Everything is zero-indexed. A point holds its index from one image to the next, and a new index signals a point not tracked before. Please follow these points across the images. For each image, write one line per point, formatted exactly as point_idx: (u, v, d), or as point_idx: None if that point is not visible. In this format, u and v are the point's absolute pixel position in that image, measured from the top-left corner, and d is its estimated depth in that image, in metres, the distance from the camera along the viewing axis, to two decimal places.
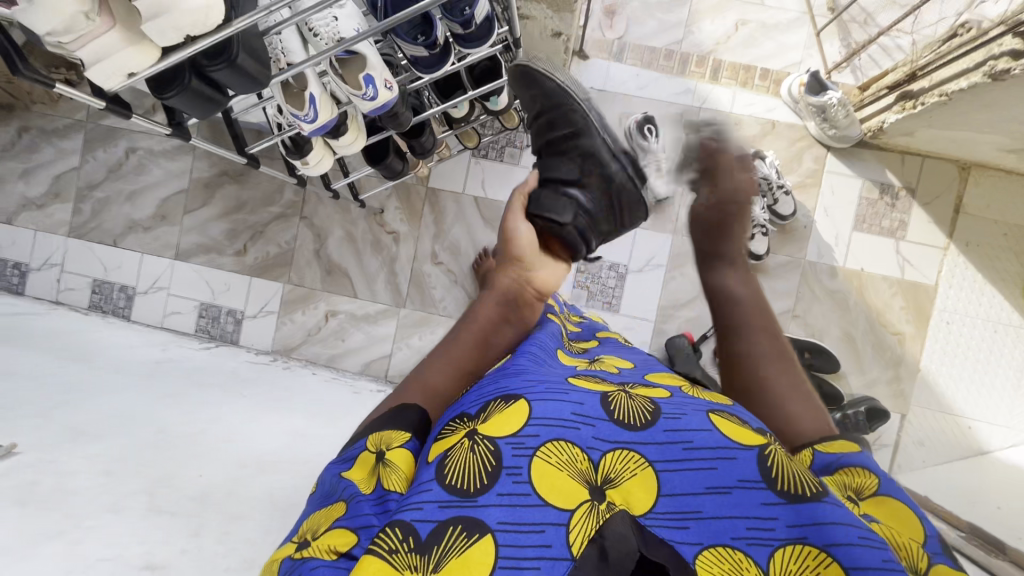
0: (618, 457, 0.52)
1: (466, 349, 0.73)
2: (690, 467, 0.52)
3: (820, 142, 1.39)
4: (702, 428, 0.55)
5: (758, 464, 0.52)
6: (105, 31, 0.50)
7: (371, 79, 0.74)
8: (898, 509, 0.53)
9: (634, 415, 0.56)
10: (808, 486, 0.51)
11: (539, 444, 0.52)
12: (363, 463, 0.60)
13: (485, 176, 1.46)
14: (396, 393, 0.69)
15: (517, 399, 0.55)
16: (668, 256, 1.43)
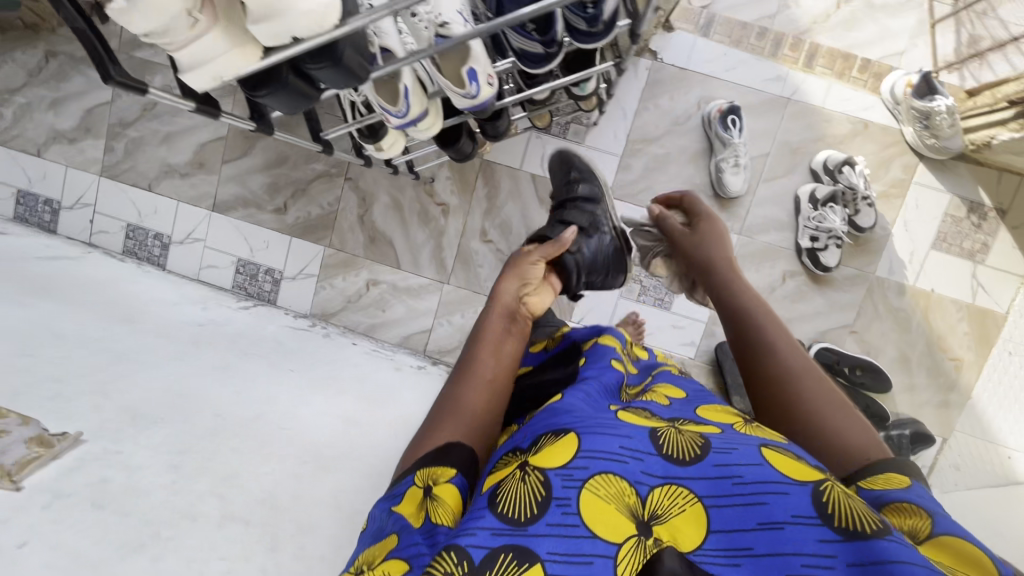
0: (665, 491, 0.49)
1: (488, 364, 0.65)
2: (736, 504, 0.47)
3: (914, 149, 1.28)
4: (753, 462, 0.49)
5: (814, 498, 0.46)
6: (207, 32, 0.41)
7: (474, 74, 0.65)
8: (967, 553, 0.43)
9: (683, 450, 0.51)
10: (871, 522, 0.44)
11: (587, 474, 0.48)
12: (411, 497, 0.54)
13: (545, 152, 1.36)
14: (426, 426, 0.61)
15: (567, 432, 0.52)
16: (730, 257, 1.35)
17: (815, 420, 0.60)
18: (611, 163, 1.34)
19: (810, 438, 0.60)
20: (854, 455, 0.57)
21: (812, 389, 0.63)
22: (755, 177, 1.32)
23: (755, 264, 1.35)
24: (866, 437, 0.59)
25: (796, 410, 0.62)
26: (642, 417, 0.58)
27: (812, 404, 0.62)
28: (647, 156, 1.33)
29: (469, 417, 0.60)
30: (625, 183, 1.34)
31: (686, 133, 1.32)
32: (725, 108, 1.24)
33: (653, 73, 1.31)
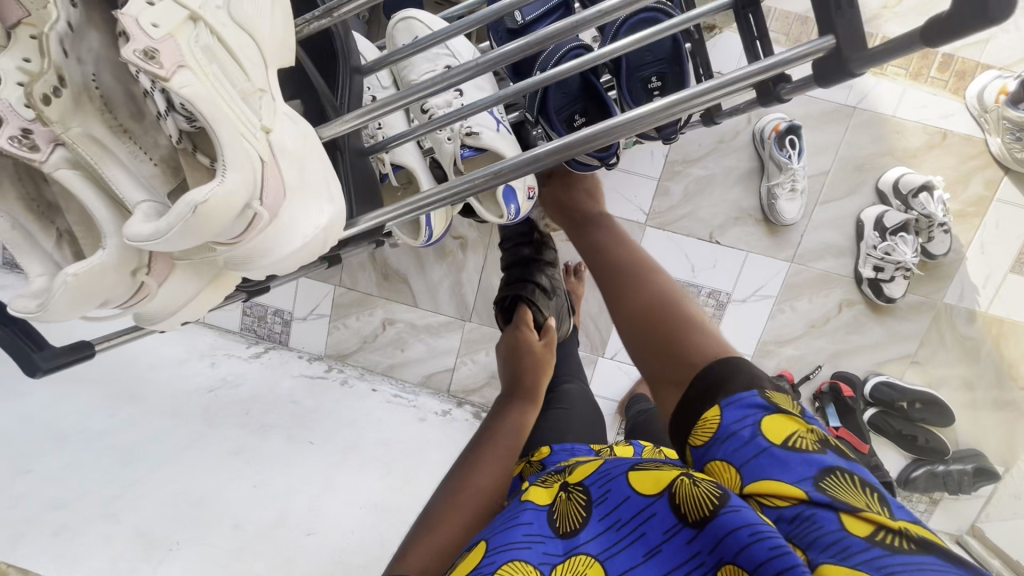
0: (571, 565, 0.46)
1: (502, 461, 0.68)
2: (625, 545, 0.45)
3: (999, 161, 1.12)
4: (621, 496, 0.48)
5: (668, 502, 0.44)
6: (163, 284, 0.29)
7: (514, 193, 0.52)
8: (771, 486, 0.41)
9: (574, 516, 0.50)
10: (704, 494, 0.41)
11: (497, 565, 0.46)
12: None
13: None
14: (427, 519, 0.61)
15: (478, 543, 0.52)
16: (780, 287, 1.22)
17: (660, 344, 0.55)
18: (648, 187, 1.19)
19: (656, 368, 0.55)
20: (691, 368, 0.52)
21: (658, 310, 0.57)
22: (811, 198, 1.17)
23: (809, 293, 1.22)
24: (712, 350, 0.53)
25: (644, 333, 0.56)
26: (546, 483, 0.57)
27: (660, 327, 0.56)
28: (689, 178, 1.18)
29: (470, 511, 0.61)
30: (663, 209, 1.20)
31: (733, 151, 1.17)
32: (788, 127, 1.10)
33: None
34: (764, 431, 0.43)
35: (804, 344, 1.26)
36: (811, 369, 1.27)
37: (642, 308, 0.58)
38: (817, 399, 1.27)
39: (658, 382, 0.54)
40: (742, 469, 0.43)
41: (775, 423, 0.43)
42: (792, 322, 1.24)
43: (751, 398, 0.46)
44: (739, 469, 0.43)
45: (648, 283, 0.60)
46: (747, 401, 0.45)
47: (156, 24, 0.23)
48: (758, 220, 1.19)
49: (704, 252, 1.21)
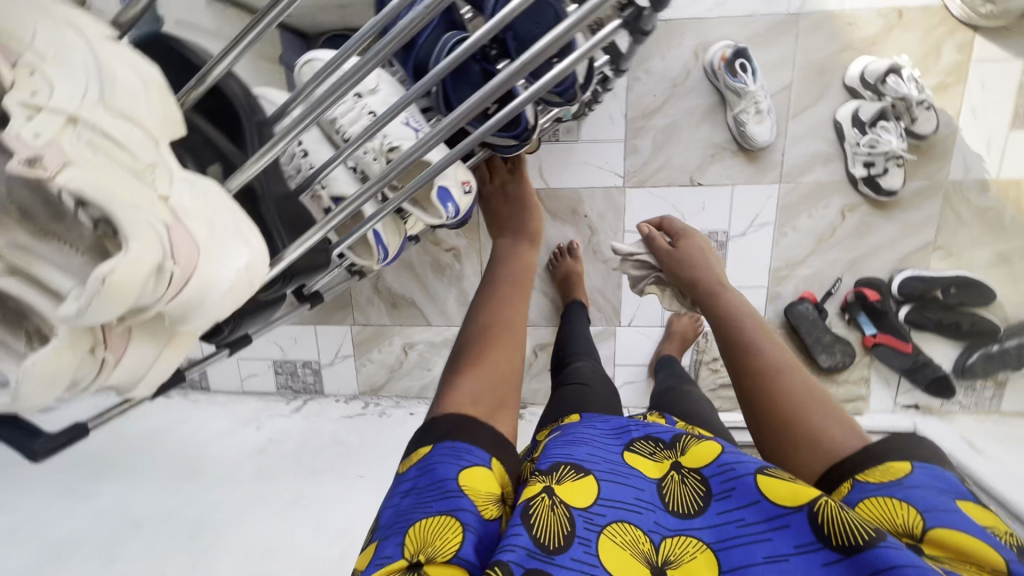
0: (679, 544, 0.48)
1: (522, 302, 0.70)
2: (743, 541, 0.45)
3: (966, 22, 1.07)
4: (748, 501, 0.48)
5: (809, 520, 0.43)
6: (127, 351, 0.33)
7: (447, 194, 0.54)
8: (965, 540, 0.40)
9: (687, 500, 0.51)
10: (865, 530, 0.41)
11: (607, 522, 0.48)
12: (490, 476, 0.50)
13: (542, 161, 1.22)
14: (465, 363, 0.60)
15: (586, 475, 0.51)
16: (776, 211, 1.21)
17: (795, 411, 0.57)
18: (616, 151, 1.20)
19: (784, 437, 0.56)
20: (825, 445, 0.54)
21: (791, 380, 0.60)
22: (781, 114, 1.15)
23: (806, 209, 1.20)
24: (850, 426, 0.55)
25: (775, 402, 0.58)
26: (651, 450, 0.57)
27: (793, 396, 0.58)
28: (653, 131, 1.18)
29: (512, 344, 0.63)
30: (636, 168, 1.21)
31: (690, 91, 1.15)
32: (736, 51, 1.08)
33: None
34: (967, 512, 0.43)
35: (815, 259, 1.24)
36: (831, 282, 1.24)
37: (771, 377, 0.60)
38: (846, 310, 1.25)
39: (789, 446, 0.56)
40: (925, 513, 0.43)
41: (978, 514, 0.43)
42: (797, 241, 1.23)
43: (950, 479, 0.46)
44: (922, 515, 0.43)
45: (769, 352, 0.63)
46: (947, 478, 0.46)
47: (37, 134, 0.27)
48: (734, 151, 1.17)
49: (691, 198, 1.22)
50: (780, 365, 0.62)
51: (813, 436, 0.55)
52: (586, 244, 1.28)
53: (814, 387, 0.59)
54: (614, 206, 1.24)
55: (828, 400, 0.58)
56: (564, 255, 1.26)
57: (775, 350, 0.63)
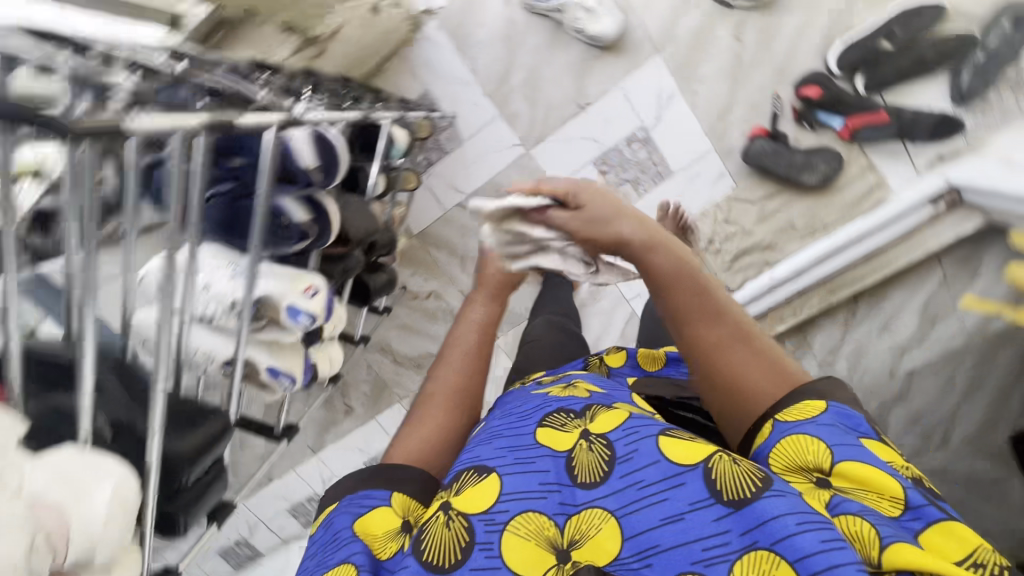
0: (583, 519, 0.49)
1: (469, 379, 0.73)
2: (645, 504, 0.47)
3: None
4: (649, 461, 0.49)
5: (704, 479, 0.46)
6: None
7: (297, 308, 0.60)
8: (873, 473, 0.46)
9: (591, 469, 0.51)
10: (751, 483, 0.45)
11: (510, 517, 0.49)
12: (389, 514, 0.55)
13: (448, 176, 1.26)
14: (412, 415, 0.68)
15: (489, 472, 0.52)
16: (672, 77, 1.15)
17: (751, 388, 0.54)
18: (500, 125, 1.20)
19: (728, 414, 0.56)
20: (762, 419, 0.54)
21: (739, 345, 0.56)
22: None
23: (699, 58, 1.14)
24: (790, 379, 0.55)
25: (724, 377, 0.55)
26: (563, 422, 0.56)
27: (748, 369, 0.55)
28: (519, 88, 1.17)
29: (445, 408, 0.69)
30: (527, 128, 1.20)
31: (524, 33, 1.14)
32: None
33: (446, 26, 1.14)
34: (866, 444, 0.48)
35: (741, 93, 1.15)
36: (772, 103, 1.15)
37: (722, 352, 0.55)
38: (802, 120, 1.14)
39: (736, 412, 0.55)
40: (834, 447, 0.47)
41: (878, 448, 0.49)
42: (713, 90, 1.16)
43: (857, 419, 0.50)
44: (830, 449, 0.47)
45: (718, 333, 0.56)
46: (852, 416, 0.50)
47: None
48: (598, 56, 1.15)
49: (590, 119, 1.19)
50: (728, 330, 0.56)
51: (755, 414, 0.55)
52: None
53: (764, 348, 0.56)
54: (530, 171, 1.23)
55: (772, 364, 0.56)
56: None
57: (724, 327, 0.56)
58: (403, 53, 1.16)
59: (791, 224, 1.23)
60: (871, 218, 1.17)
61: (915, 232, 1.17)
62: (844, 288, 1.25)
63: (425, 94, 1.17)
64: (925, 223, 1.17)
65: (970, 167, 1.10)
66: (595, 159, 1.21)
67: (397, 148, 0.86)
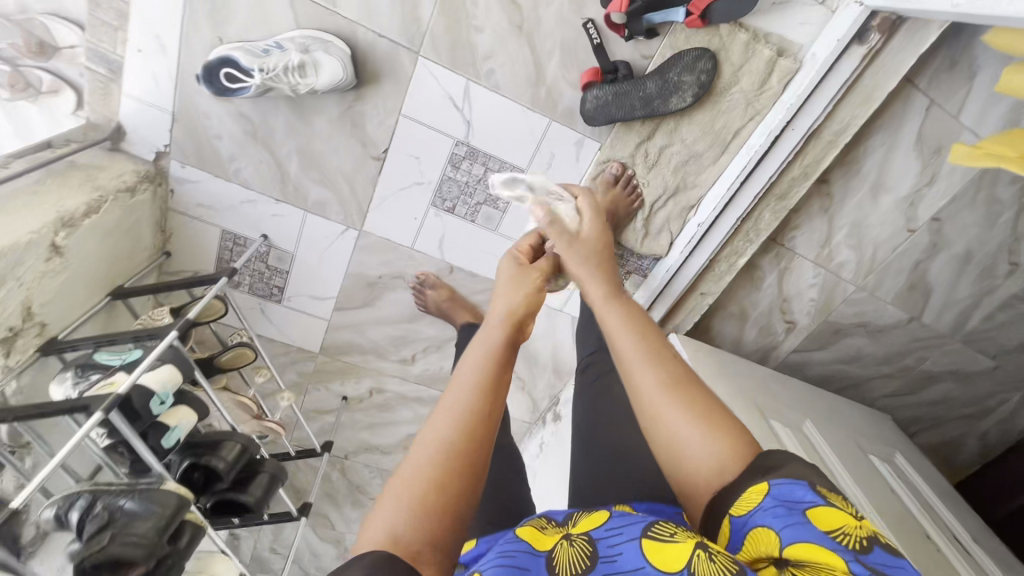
0: None
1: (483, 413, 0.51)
2: None
3: None
4: (635, 563, 0.40)
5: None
6: None
7: None
8: (816, 552, 0.37)
9: (574, 566, 0.42)
10: (724, 565, 0.37)
11: None
12: None
13: (307, 292, 1.11)
14: (399, 480, 0.47)
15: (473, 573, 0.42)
16: (452, 70, 0.86)
17: (691, 459, 0.47)
18: (315, 222, 1.01)
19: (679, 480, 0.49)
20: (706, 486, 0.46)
21: (687, 402, 0.49)
22: (326, 16, 0.81)
23: (468, 29, 0.83)
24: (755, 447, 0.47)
25: (668, 445, 0.49)
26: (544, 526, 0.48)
27: (689, 434, 0.48)
28: (306, 177, 0.96)
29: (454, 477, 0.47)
30: (343, 211, 1.00)
31: (266, 120, 0.90)
32: (207, 66, 0.77)
33: (187, 160, 0.94)
34: (813, 513, 0.39)
35: (544, 41, 0.84)
36: (586, 34, 0.82)
37: (658, 411, 0.49)
38: (633, 34, 0.82)
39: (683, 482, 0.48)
40: (780, 532, 0.39)
41: (829, 514, 0.39)
42: (509, 58, 0.85)
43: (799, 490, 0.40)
44: (775, 531, 0.39)
45: (668, 396, 0.49)
46: (797, 490, 0.40)
47: None
48: (358, 94, 0.88)
49: (398, 167, 0.96)
50: (671, 381, 0.50)
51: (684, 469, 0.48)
52: (425, 278, 1.10)
53: (719, 408, 0.49)
54: (377, 248, 1.05)
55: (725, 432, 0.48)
56: (423, 291, 1.10)
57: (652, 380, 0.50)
58: (171, 206, 0.99)
59: (692, 154, 0.94)
60: (783, 101, 0.87)
61: (852, 87, 0.85)
62: (792, 188, 0.97)
63: (224, 232, 1.02)
64: (862, 70, 0.84)
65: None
66: (434, 202, 1.00)
67: (160, 398, 0.72)
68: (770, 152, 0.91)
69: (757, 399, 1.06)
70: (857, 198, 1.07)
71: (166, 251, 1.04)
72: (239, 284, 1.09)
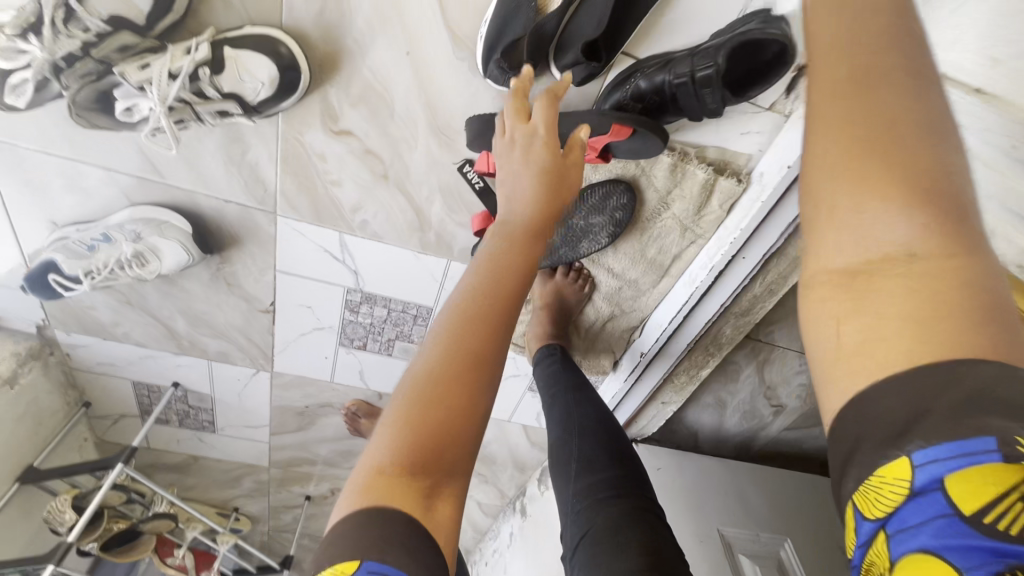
0: None
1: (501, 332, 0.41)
2: None
3: None
4: None
5: None
6: None
7: None
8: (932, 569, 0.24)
9: None
10: None
11: None
12: None
13: (237, 423, 1.05)
14: (397, 433, 0.36)
15: None
16: (317, 225, 0.72)
17: (831, 269, 0.30)
18: (222, 368, 0.93)
19: (831, 311, 0.29)
20: (881, 352, 0.27)
21: (872, 177, 0.28)
22: (157, 190, 0.68)
23: (323, 183, 0.68)
24: (984, 321, 0.25)
25: (839, 232, 0.29)
26: None
27: (844, 246, 0.29)
28: (197, 333, 0.87)
29: (456, 393, 0.38)
30: (248, 357, 0.91)
31: (135, 290, 0.80)
32: (31, 275, 0.71)
33: (71, 331, 0.87)
34: (949, 490, 0.25)
35: (416, 186, 0.68)
36: (465, 178, 0.67)
37: (847, 224, 0.29)
38: None
39: (808, 291, 0.31)
40: (893, 536, 0.27)
41: (985, 483, 0.24)
42: (382, 207, 0.70)
43: (962, 447, 0.24)
44: (889, 544, 0.27)
45: (900, 178, 0.28)
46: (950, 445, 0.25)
47: None
48: (223, 257, 0.76)
49: (293, 316, 0.85)
50: (860, 138, 0.29)
51: (864, 292, 0.28)
52: (360, 408, 1.00)
53: (931, 201, 0.27)
54: (295, 383, 0.97)
55: (944, 276, 0.26)
56: (357, 419, 1.01)
57: (858, 165, 0.29)
58: (73, 366, 0.93)
59: (623, 280, 0.78)
60: (728, 225, 0.68)
61: None
62: (755, 306, 0.78)
63: (136, 383, 0.96)
64: None
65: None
66: (341, 342, 0.89)
67: None
68: (712, 289, 0.74)
69: (724, 526, 0.93)
70: None
71: (85, 401, 0.99)
72: (169, 422, 1.05)
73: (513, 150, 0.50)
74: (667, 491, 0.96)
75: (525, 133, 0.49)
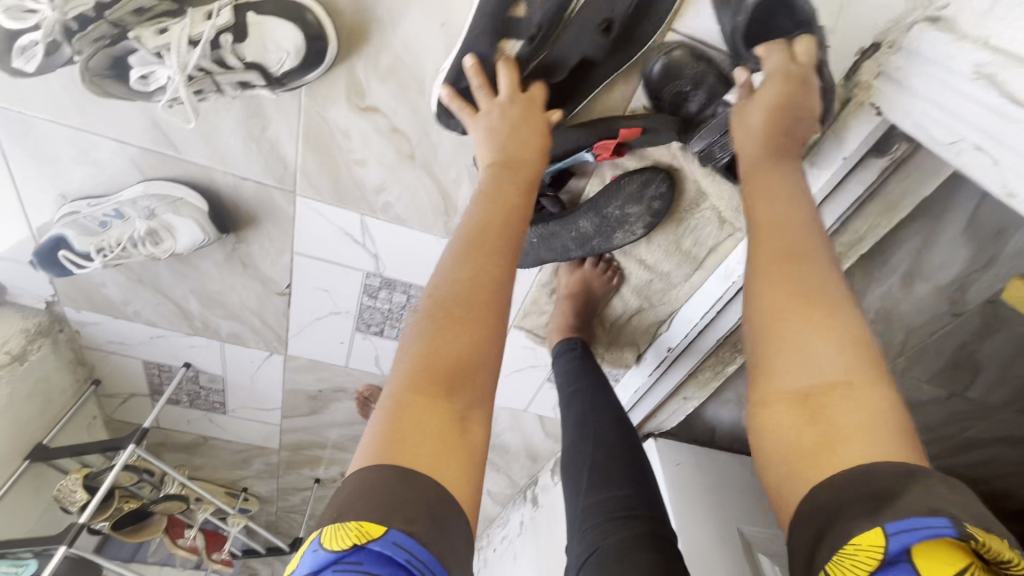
0: None
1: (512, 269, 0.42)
2: None
3: None
4: None
5: None
6: None
7: None
8: None
9: None
10: None
11: None
12: None
13: (248, 405, 1.04)
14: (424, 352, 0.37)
15: None
16: (337, 208, 0.69)
17: (781, 386, 0.35)
18: (234, 350, 0.91)
19: (786, 424, 0.34)
20: (841, 450, 0.31)
21: (808, 321, 0.36)
22: (171, 165, 0.65)
23: (346, 162, 0.64)
24: (910, 438, 0.31)
25: (783, 356, 0.36)
26: None
27: (790, 373, 0.35)
28: (211, 314, 0.85)
29: (477, 323, 0.39)
30: (262, 340, 0.89)
31: (147, 269, 0.77)
32: (40, 250, 0.68)
33: (80, 309, 0.84)
34: (915, 563, 0.25)
35: (443, 168, 0.65)
36: None
37: (788, 350, 0.36)
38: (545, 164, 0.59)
39: (761, 412, 0.36)
40: None
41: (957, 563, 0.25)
42: (407, 190, 0.67)
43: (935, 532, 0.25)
44: None
45: (827, 319, 0.35)
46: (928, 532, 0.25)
47: None
48: (238, 237, 0.73)
49: (310, 300, 0.82)
50: (792, 285, 0.38)
51: (811, 407, 0.33)
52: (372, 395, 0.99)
53: (854, 336, 0.35)
54: (309, 367, 0.94)
55: (880, 401, 0.32)
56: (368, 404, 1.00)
57: (790, 303, 0.37)
58: (82, 344, 0.91)
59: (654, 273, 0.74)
60: None
61: (868, 199, 0.59)
62: None
63: (147, 362, 0.94)
64: (882, 180, 0.57)
65: (920, 104, 0.46)
66: (358, 327, 0.86)
67: None
68: None
69: (743, 525, 0.91)
70: (881, 288, 0.80)
71: (95, 379, 0.98)
72: (179, 402, 1.03)
73: (501, 120, 0.50)
74: (685, 488, 0.94)
75: (518, 106, 0.51)
